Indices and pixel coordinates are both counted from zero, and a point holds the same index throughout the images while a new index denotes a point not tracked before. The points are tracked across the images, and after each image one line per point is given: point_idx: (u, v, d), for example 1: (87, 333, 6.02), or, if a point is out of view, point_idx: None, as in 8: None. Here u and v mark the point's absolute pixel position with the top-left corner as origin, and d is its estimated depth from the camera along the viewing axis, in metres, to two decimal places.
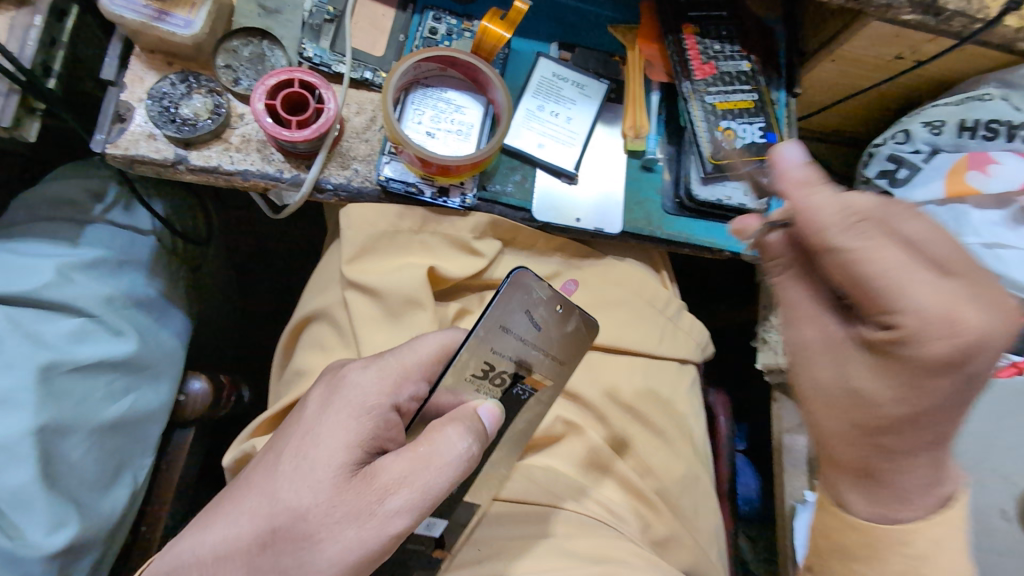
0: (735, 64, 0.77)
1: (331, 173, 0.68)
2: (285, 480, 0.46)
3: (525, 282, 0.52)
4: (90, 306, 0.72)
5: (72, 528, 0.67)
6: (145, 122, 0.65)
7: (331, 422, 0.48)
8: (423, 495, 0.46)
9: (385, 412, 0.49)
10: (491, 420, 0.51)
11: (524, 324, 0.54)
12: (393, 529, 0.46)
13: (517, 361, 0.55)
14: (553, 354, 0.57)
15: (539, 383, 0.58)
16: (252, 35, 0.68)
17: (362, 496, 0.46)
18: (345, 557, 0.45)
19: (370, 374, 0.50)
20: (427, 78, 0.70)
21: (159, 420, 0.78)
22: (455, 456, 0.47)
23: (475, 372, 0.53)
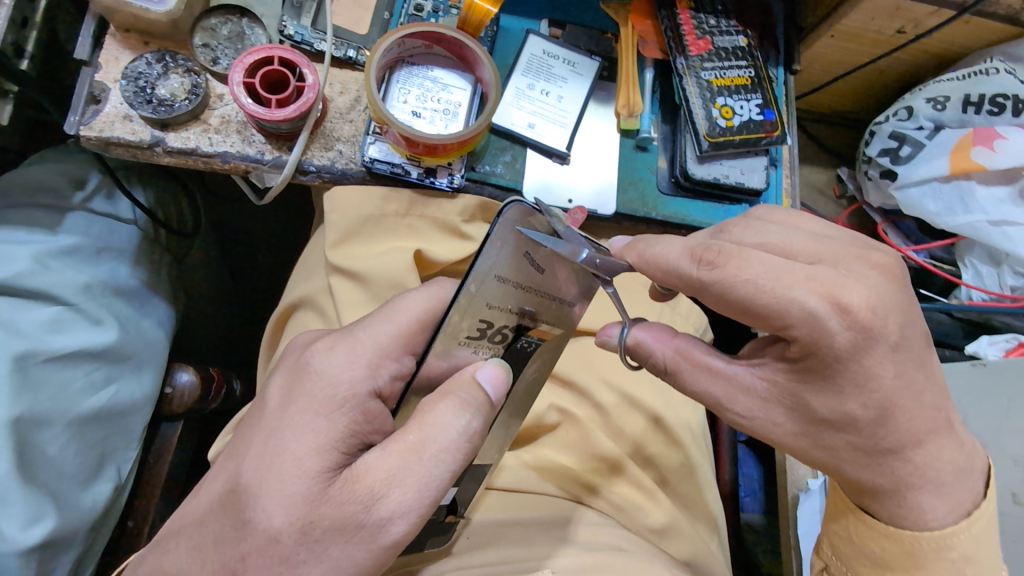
0: (731, 40, 0.75)
1: (313, 155, 0.66)
2: (251, 497, 0.41)
3: (519, 217, 0.41)
4: (67, 295, 0.71)
5: (50, 521, 0.66)
6: (121, 103, 0.62)
7: (297, 421, 0.43)
8: (418, 494, 0.42)
9: (361, 404, 0.44)
10: (494, 384, 0.45)
11: (522, 269, 0.44)
12: (387, 539, 0.42)
13: (522, 313, 0.46)
14: (559, 296, 0.48)
15: (549, 333, 0.50)
16: (231, 14, 0.66)
17: (346, 504, 0.41)
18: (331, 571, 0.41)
19: (338, 362, 0.45)
20: (413, 55, 0.68)
21: (143, 413, 0.77)
22: (452, 442, 0.42)
23: (470, 334, 0.44)
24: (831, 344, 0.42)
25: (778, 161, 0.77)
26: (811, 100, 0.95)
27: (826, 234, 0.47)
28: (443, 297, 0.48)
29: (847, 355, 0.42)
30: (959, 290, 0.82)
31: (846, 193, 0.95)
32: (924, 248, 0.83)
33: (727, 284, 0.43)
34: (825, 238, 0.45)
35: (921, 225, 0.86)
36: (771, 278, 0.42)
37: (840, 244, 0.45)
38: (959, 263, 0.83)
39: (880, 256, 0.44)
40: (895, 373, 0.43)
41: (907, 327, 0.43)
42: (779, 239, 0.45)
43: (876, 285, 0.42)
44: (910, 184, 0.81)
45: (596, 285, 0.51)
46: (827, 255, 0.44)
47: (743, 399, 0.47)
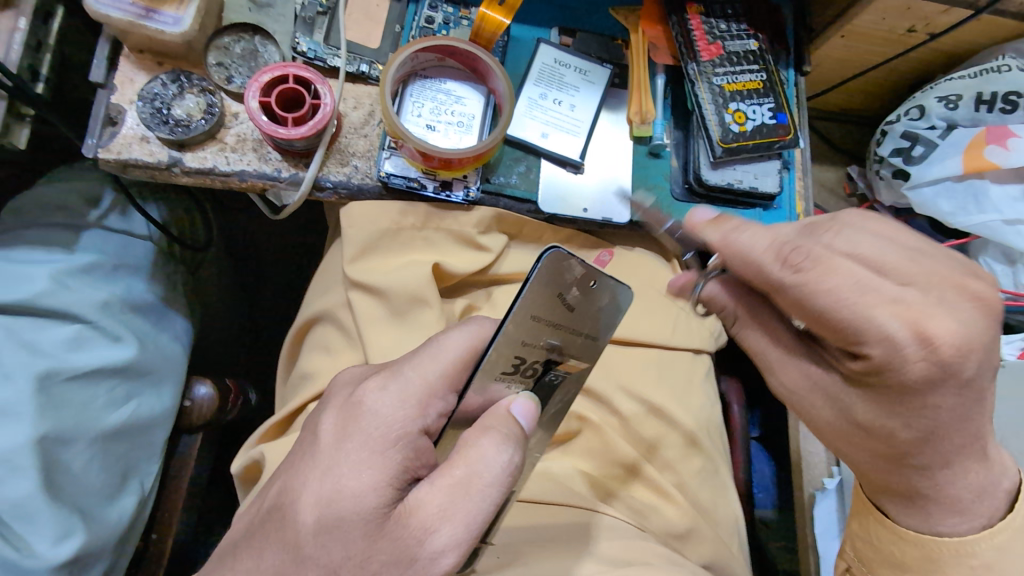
0: (742, 44, 0.74)
1: (330, 171, 0.66)
2: (311, 531, 0.43)
3: (558, 260, 0.42)
4: (86, 312, 0.71)
5: (78, 537, 0.67)
6: (138, 125, 0.63)
7: (352, 457, 0.44)
8: (468, 527, 0.42)
9: (411, 440, 0.44)
10: (527, 417, 0.46)
11: (555, 307, 0.45)
12: (439, 572, 0.42)
13: (551, 348, 0.47)
14: (587, 332, 0.49)
15: (575, 365, 0.51)
16: (244, 31, 0.66)
17: (400, 539, 0.42)
18: None
19: (390, 397, 0.45)
20: (426, 69, 0.68)
21: (164, 426, 0.78)
22: (498, 476, 0.43)
23: (505, 369, 0.45)
24: (897, 368, 0.42)
25: (791, 164, 0.77)
26: (820, 99, 0.95)
27: (918, 243, 0.45)
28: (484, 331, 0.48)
29: (913, 382, 0.42)
30: None
31: (857, 191, 0.95)
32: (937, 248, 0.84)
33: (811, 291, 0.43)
34: (925, 253, 0.44)
35: (933, 223, 0.87)
36: (854, 292, 0.42)
37: (940, 265, 0.44)
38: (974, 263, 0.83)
39: (977, 286, 0.43)
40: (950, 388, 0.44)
41: (987, 362, 0.43)
42: (869, 250, 0.44)
43: (962, 314, 0.42)
44: (923, 184, 0.81)
45: (619, 319, 0.52)
46: (919, 273, 0.43)
47: (789, 373, 0.50)
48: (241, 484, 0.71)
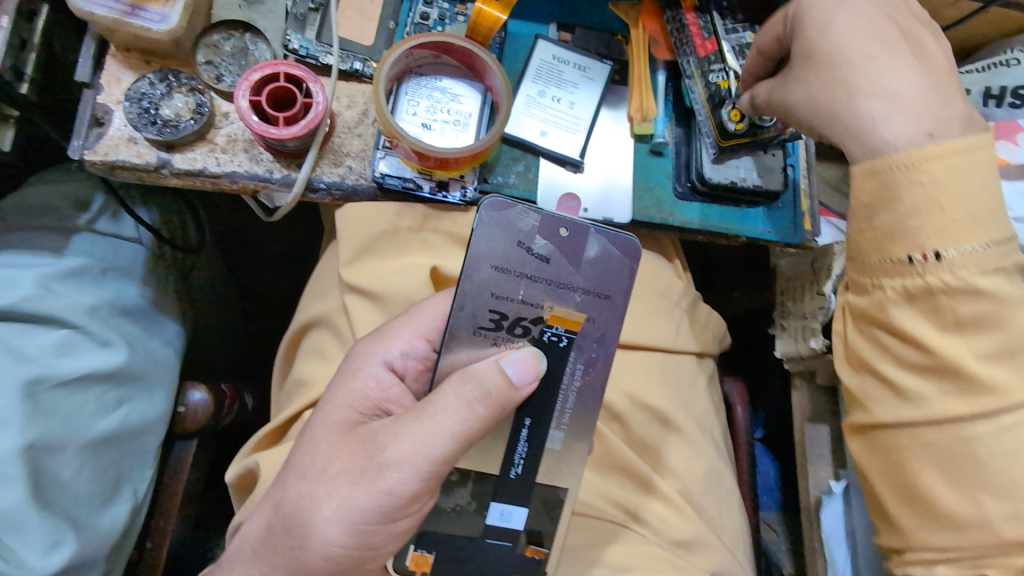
0: (739, 36, 0.70)
1: (323, 171, 0.65)
2: (299, 441, 0.50)
3: (504, 208, 0.47)
4: (74, 317, 0.70)
5: (69, 546, 0.65)
6: (125, 126, 0.61)
7: (338, 386, 0.52)
8: (415, 447, 0.45)
9: (379, 372, 0.52)
10: (511, 365, 0.45)
11: (522, 257, 0.48)
12: (386, 486, 0.45)
13: (533, 302, 0.48)
14: (576, 285, 0.49)
15: (576, 322, 0.49)
16: (234, 29, 0.64)
17: (358, 452, 0.47)
18: (343, 513, 0.46)
19: (368, 340, 0.54)
20: (420, 66, 0.66)
21: (157, 432, 0.76)
22: (448, 406, 0.44)
23: (484, 325, 0.48)
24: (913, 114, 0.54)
25: (794, 161, 0.76)
26: None
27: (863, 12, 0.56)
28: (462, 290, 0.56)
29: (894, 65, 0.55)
30: None
31: None
32: None
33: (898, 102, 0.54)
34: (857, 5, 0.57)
35: None
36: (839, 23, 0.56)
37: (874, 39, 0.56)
38: None
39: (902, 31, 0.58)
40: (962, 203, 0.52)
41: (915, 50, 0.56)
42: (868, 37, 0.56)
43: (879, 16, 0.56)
44: None
45: (629, 272, 0.49)
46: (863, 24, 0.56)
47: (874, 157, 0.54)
48: (236, 494, 0.69)
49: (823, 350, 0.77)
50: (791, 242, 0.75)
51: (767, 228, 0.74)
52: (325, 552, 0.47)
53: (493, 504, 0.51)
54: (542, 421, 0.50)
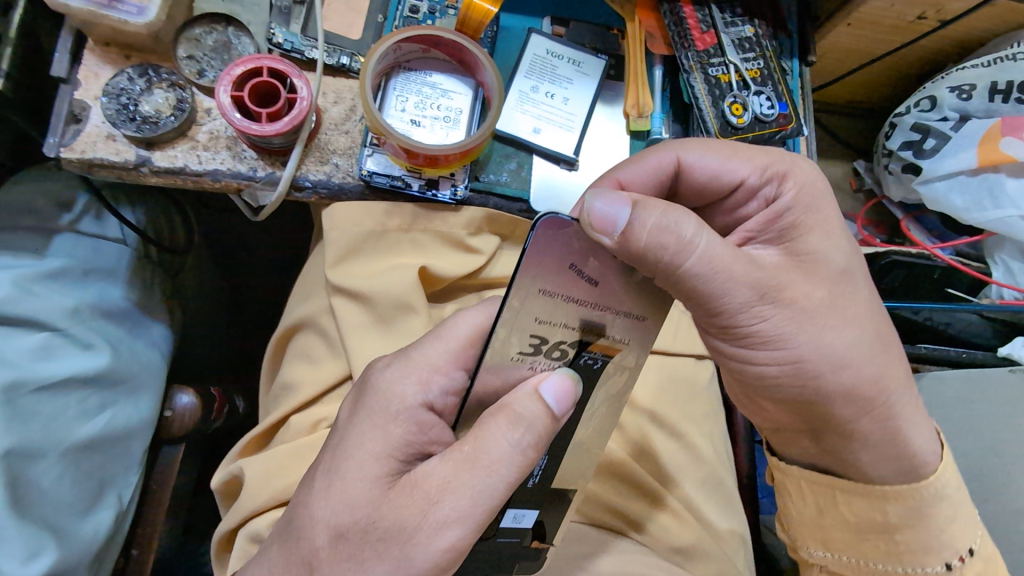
0: (738, 30, 0.71)
1: (308, 169, 0.63)
2: (320, 495, 0.44)
3: (562, 227, 0.39)
4: (53, 320, 0.67)
5: (49, 555, 0.63)
6: (103, 122, 0.59)
7: (357, 431, 0.45)
8: (472, 501, 0.41)
9: (416, 413, 0.45)
10: (557, 396, 0.43)
11: (572, 283, 0.41)
12: (446, 542, 0.41)
13: (577, 328, 0.43)
14: (624, 310, 0.44)
15: (614, 349, 0.46)
16: (216, 22, 0.62)
17: (409, 507, 0.41)
18: (391, 573, 0.41)
19: (391, 373, 0.47)
20: (410, 61, 0.64)
21: (143, 437, 0.74)
22: (508, 457, 0.41)
23: (522, 351, 0.43)
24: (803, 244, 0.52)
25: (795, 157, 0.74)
26: (824, 92, 0.92)
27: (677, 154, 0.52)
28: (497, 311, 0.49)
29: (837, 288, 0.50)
30: (989, 288, 0.78)
31: (863, 187, 0.93)
32: (950, 245, 0.80)
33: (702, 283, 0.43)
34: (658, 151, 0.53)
35: (945, 220, 0.84)
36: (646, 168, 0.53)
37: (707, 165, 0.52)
38: (989, 261, 0.79)
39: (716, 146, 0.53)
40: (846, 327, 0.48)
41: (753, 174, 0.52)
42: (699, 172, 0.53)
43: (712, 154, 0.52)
44: (935, 178, 0.77)
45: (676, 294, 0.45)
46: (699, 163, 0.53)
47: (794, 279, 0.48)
48: (222, 500, 0.67)
49: None
50: None
51: None
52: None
53: (509, 509, 0.49)
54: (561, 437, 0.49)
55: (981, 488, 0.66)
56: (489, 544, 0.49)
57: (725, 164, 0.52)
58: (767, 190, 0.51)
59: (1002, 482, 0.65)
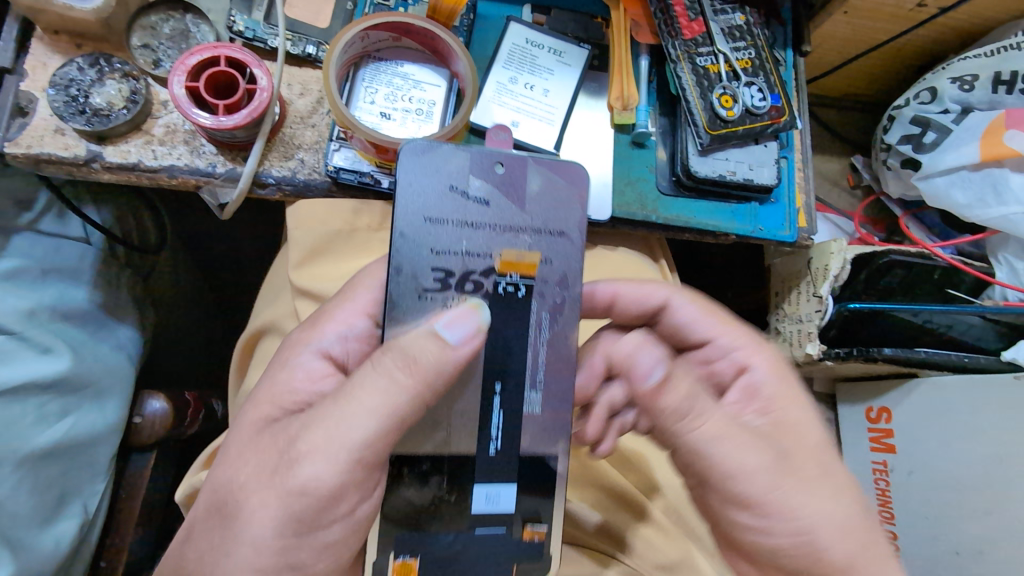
0: (728, 18, 0.67)
1: (271, 165, 0.59)
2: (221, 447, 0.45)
3: (430, 148, 0.43)
4: (8, 323, 0.63)
5: (3, 570, 0.61)
6: (51, 115, 0.55)
7: (262, 386, 0.47)
8: (337, 435, 0.39)
9: (311, 363, 0.47)
10: (454, 325, 0.40)
11: (458, 204, 0.43)
12: (306, 476, 0.39)
13: (480, 250, 0.43)
14: (528, 225, 0.44)
15: (530, 265, 0.44)
16: (174, 10, 0.59)
17: (273, 447, 0.41)
18: (261, 518, 0.39)
19: (302, 329, 0.50)
20: (380, 50, 0.61)
21: (110, 442, 0.72)
22: (377, 386, 0.39)
23: (425, 287, 0.43)
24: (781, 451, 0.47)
25: (790, 150, 0.70)
26: (820, 84, 0.88)
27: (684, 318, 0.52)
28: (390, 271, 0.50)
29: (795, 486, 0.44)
30: (992, 289, 0.74)
31: (862, 183, 0.89)
32: (951, 244, 0.76)
33: (697, 449, 0.44)
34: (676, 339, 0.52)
35: (946, 218, 0.81)
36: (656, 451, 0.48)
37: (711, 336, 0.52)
38: (992, 260, 0.75)
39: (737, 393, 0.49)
40: (831, 507, 0.43)
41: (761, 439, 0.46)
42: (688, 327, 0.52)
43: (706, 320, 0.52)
44: (935, 174, 0.74)
45: (577, 200, 0.45)
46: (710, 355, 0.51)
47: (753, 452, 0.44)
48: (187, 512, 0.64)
49: (821, 356, 0.73)
50: (787, 240, 0.69)
51: (760, 225, 0.69)
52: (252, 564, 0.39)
53: (473, 486, 0.43)
54: (515, 386, 0.44)
55: (984, 500, 0.63)
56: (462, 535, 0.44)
57: (710, 324, 0.51)
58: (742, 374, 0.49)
59: (1005, 495, 0.62)
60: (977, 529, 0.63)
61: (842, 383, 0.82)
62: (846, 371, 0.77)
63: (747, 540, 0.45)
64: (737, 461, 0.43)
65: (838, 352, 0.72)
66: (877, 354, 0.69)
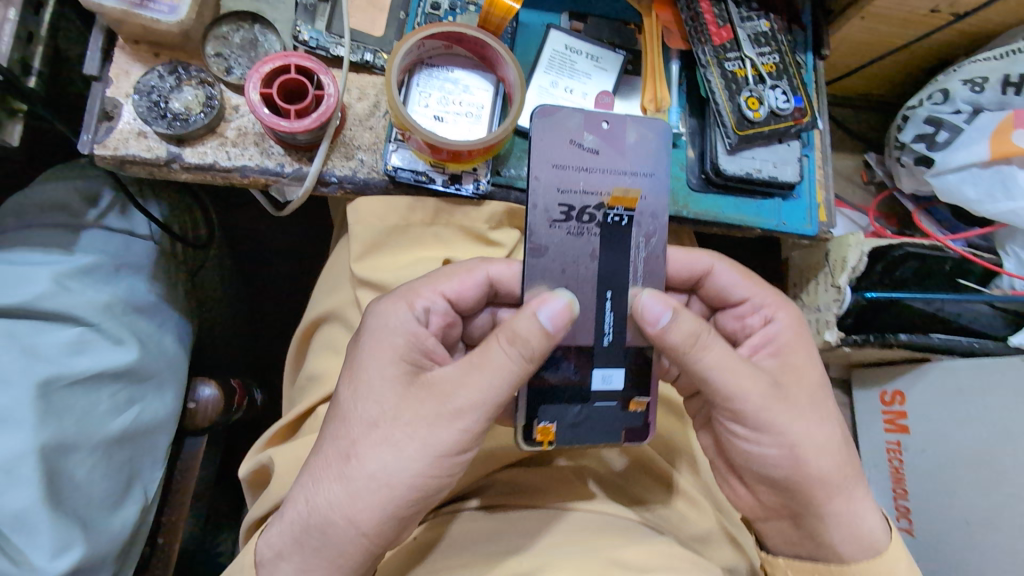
0: (753, 25, 0.72)
1: (335, 165, 0.64)
2: (352, 399, 0.48)
3: (552, 112, 0.53)
4: (87, 314, 0.68)
5: (78, 549, 0.63)
6: (134, 119, 0.60)
7: (368, 347, 0.50)
8: (487, 394, 0.45)
9: (410, 324, 0.51)
10: (552, 319, 0.46)
11: (577, 155, 0.53)
12: (465, 424, 0.45)
13: (592, 189, 0.54)
14: (629, 170, 0.55)
15: (631, 200, 0.54)
16: (243, 20, 0.63)
17: (427, 400, 0.46)
18: (422, 450, 0.45)
19: (386, 300, 0.54)
20: (432, 57, 0.65)
21: (169, 430, 0.75)
22: (516, 357, 0.45)
23: (556, 219, 0.53)
24: (796, 384, 0.53)
25: (811, 148, 0.75)
26: (836, 85, 0.93)
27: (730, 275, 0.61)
28: (486, 274, 0.57)
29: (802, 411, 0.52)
30: (1001, 279, 0.79)
31: (875, 179, 0.94)
32: (962, 237, 0.81)
33: (703, 374, 0.50)
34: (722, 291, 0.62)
35: (955, 212, 0.86)
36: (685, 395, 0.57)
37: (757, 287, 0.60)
38: (1000, 252, 0.80)
39: (772, 335, 0.57)
40: (816, 430, 0.52)
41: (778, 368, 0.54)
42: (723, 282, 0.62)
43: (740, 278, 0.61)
44: (947, 171, 0.79)
45: (664, 148, 0.55)
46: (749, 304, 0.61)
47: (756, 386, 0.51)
48: (249, 489, 0.69)
49: (839, 343, 0.78)
50: (808, 234, 0.74)
51: (784, 219, 0.74)
52: (408, 485, 0.45)
53: (593, 368, 0.54)
54: (622, 294, 0.54)
55: (992, 474, 0.68)
56: (587, 407, 0.54)
57: (748, 287, 0.61)
58: (765, 316, 0.59)
59: (1005, 469, 0.67)
60: (985, 500, 0.68)
61: (858, 369, 0.87)
62: (862, 356, 0.82)
63: (743, 449, 0.53)
64: (736, 385, 0.50)
65: (856, 338, 0.77)
66: (893, 339, 0.74)
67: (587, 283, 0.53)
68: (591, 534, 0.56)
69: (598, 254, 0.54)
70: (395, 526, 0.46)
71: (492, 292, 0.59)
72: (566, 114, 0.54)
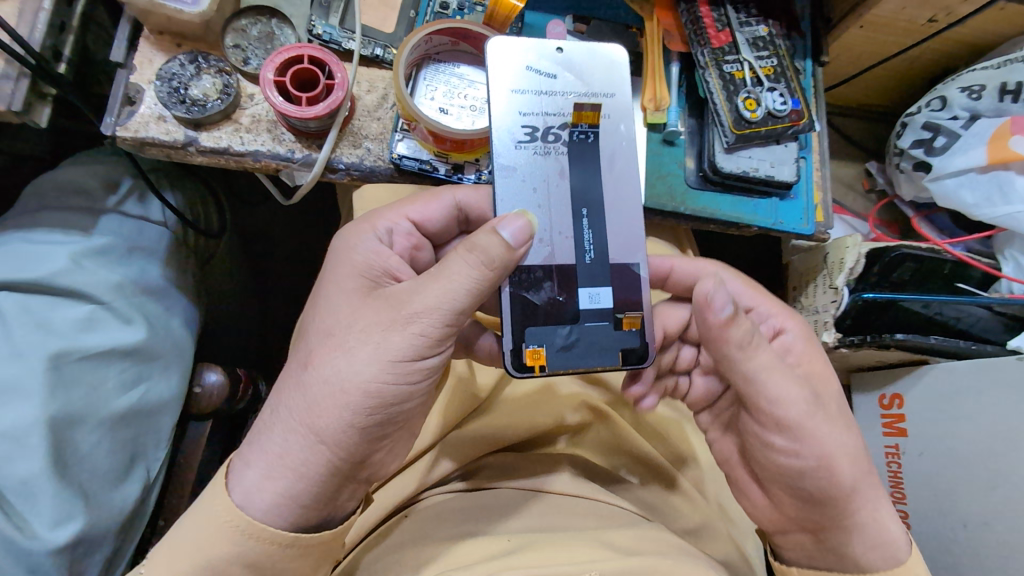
0: (752, 30, 0.74)
1: (343, 152, 0.67)
2: (316, 313, 0.51)
3: (505, 42, 0.55)
4: (99, 293, 0.70)
5: (78, 521, 0.64)
6: (155, 104, 0.63)
7: (333, 266, 0.54)
8: (442, 299, 0.46)
9: (374, 244, 0.55)
10: (512, 233, 0.47)
11: (535, 79, 0.55)
12: (419, 329, 0.47)
13: (554, 107, 0.55)
14: (588, 87, 0.56)
15: (594, 115, 0.55)
16: (261, 14, 0.67)
17: (384, 309, 0.48)
18: (376, 355, 0.46)
19: (357, 225, 0.57)
20: (439, 53, 0.68)
21: (172, 412, 0.77)
22: (474, 262, 0.46)
23: (522, 139, 0.55)
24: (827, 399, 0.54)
25: (809, 150, 0.77)
26: (836, 94, 0.94)
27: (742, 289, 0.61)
28: (452, 199, 0.59)
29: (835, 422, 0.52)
30: (1000, 283, 0.79)
31: (876, 187, 0.95)
32: (961, 241, 0.82)
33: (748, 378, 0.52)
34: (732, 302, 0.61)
35: (955, 218, 0.86)
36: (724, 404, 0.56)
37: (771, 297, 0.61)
38: (999, 256, 0.80)
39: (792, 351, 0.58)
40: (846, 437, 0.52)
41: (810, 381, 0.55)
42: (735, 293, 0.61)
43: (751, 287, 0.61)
44: (946, 176, 0.80)
45: (620, 66, 0.57)
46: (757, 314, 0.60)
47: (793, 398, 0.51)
48: None
49: (835, 344, 0.78)
50: (805, 233, 0.75)
51: (780, 218, 0.75)
52: (363, 391, 0.46)
53: (580, 288, 0.54)
54: (597, 211, 0.55)
55: (990, 475, 0.68)
56: (578, 327, 0.54)
57: (753, 298, 0.60)
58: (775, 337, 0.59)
59: (1007, 471, 0.66)
60: (987, 504, 0.67)
61: (858, 373, 0.87)
62: (860, 359, 0.82)
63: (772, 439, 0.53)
64: (780, 392, 0.51)
65: (852, 340, 0.77)
66: (889, 341, 0.74)
67: (563, 203, 0.55)
68: (566, 516, 0.58)
69: (569, 173, 0.55)
70: (358, 435, 0.47)
71: (461, 216, 0.61)
72: (517, 39, 0.55)
